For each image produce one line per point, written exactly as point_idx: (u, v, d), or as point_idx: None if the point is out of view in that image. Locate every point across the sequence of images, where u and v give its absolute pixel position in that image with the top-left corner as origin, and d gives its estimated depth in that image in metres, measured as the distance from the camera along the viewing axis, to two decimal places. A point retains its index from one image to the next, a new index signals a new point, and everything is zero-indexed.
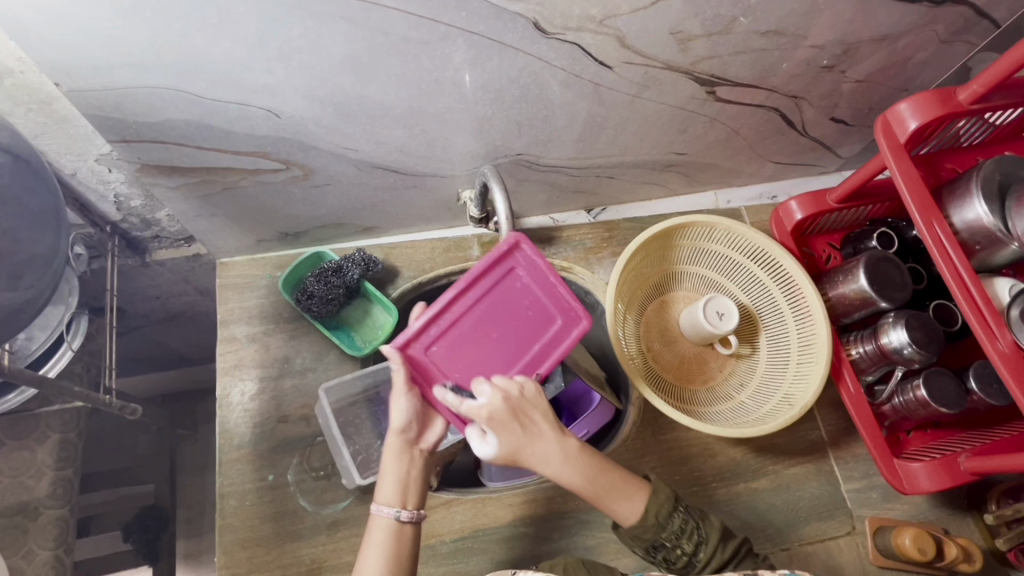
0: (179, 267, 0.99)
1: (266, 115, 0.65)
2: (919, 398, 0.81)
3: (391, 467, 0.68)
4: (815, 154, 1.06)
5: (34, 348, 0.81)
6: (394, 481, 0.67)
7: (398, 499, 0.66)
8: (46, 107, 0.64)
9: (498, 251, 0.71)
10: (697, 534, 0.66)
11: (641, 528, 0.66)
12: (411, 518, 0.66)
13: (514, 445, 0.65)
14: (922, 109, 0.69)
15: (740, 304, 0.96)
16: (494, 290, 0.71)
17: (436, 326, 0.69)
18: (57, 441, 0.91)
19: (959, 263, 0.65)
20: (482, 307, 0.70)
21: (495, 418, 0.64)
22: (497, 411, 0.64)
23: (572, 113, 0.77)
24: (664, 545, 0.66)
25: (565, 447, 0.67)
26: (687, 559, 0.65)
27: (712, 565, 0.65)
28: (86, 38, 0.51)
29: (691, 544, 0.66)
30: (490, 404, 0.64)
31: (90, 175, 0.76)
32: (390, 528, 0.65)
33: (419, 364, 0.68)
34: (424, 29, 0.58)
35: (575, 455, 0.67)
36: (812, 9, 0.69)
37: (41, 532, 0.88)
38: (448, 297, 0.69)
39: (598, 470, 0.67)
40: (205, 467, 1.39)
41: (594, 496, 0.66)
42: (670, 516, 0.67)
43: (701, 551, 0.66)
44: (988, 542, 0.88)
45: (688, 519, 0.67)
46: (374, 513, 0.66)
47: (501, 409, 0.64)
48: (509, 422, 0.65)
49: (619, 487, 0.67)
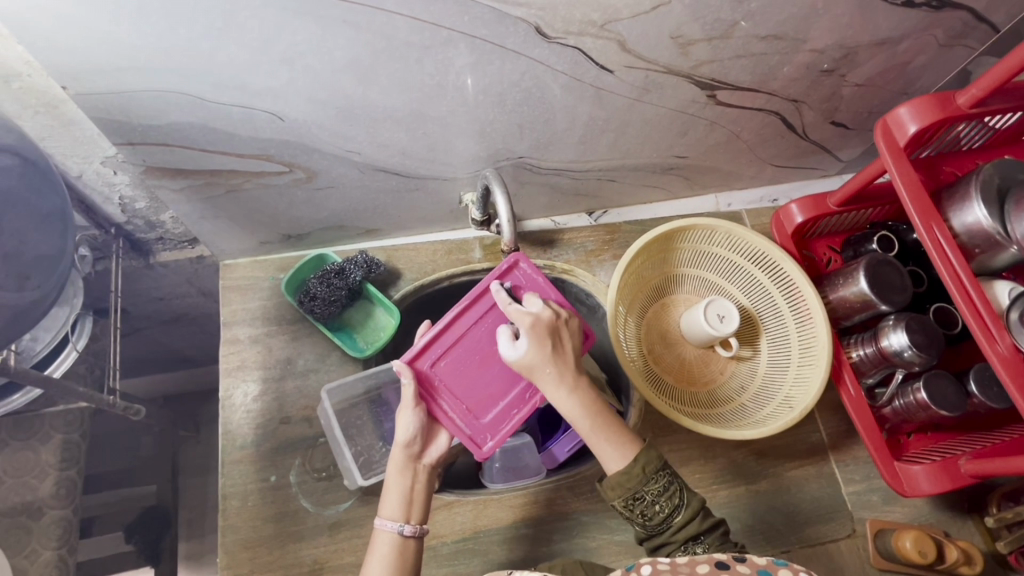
0: (182, 269, 1.00)
1: (270, 118, 0.66)
2: (919, 401, 0.81)
3: (394, 480, 0.68)
4: (815, 157, 1.06)
5: (39, 349, 0.82)
6: (398, 495, 0.67)
7: (402, 513, 0.66)
8: (53, 110, 0.65)
9: (498, 270, 0.73)
10: (678, 496, 0.64)
11: (625, 476, 0.63)
12: (415, 533, 0.65)
13: (541, 357, 0.65)
14: (921, 113, 0.69)
15: (741, 306, 0.96)
16: (495, 307, 0.72)
17: (440, 343, 0.71)
18: (61, 442, 0.92)
19: (958, 266, 0.65)
20: (484, 325, 0.72)
21: (539, 329, 0.66)
22: (543, 322, 0.66)
23: (573, 116, 0.77)
24: (645, 499, 0.63)
25: (580, 379, 0.66)
26: (663, 518, 0.63)
27: (687, 530, 0.63)
28: (92, 41, 0.52)
29: (670, 504, 0.63)
30: (537, 314, 0.66)
31: (95, 178, 0.77)
32: (394, 542, 0.65)
33: (426, 380, 0.71)
34: (426, 34, 0.59)
35: (584, 392, 0.66)
36: (811, 14, 0.69)
37: (45, 533, 0.88)
38: (451, 316, 0.71)
39: (601, 411, 0.66)
40: (207, 469, 1.39)
41: (589, 434, 0.65)
42: (657, 474, 0.64)
43: (678, 514, 0.63)
44: (988, 545, 0.89)
45: (673, 481, 0.64)
46: (378, 528, 0.66)
47: (547, 321, 0.67)
48: (545, 338, 0.66)
49: (618, 434, 0.66)
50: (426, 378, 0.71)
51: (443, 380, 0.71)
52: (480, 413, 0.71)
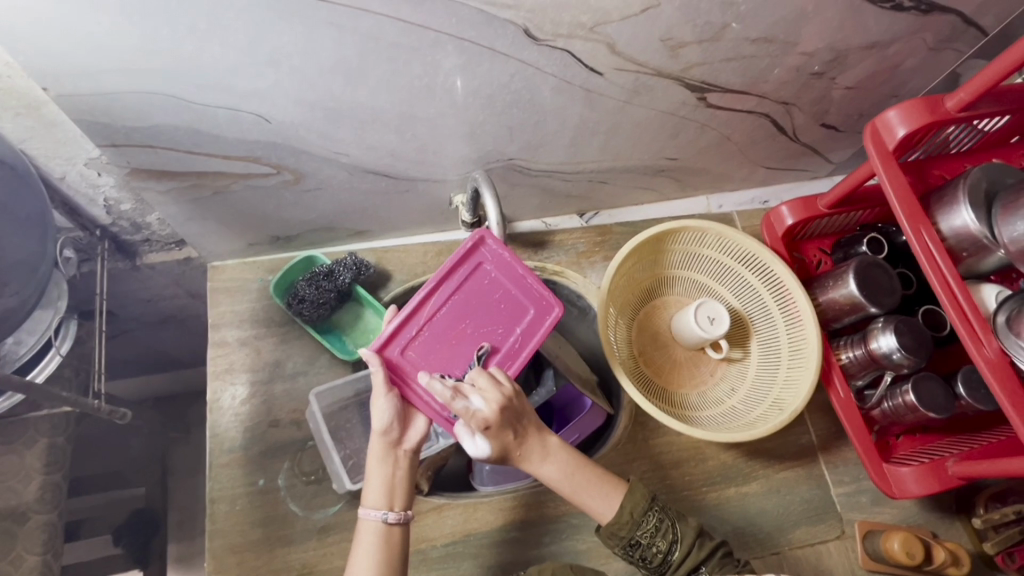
0: (169, 270, 0.99)
1: (257, 120, 0.65)
2: (908, 403, 0.81)
3: (376, 469, 0.68)
4: (806, 159, 1.06)
5: (22, 352, 0.80)
6: (380, 484, 0.67)
7: (385, 501, 0.66)
8: (34, 111, 0.64)
9: (462, 249, 0.72)
10: (671, 531, 0.68)
11: (616, 525, 0.67)
12: (398, 520, 0.66)
13: (504, 447, 0.67)
14: (910, 117, 0.69)
15: (731, 308, 0.97)
16: (464, 286, 0.72)
17: (408, 328, 0.70)
18: (46, 446, 0.91)
19: (946, 269, 0.65)
20: (452, 305, 0.71)
21: (491, 425, 0.65)
22: (493, 418, 0.65)
23: (564, 118, 0.77)
24: (641, 543, 0.67)
25: (548, 445, 0.70)
26: (662, 557, 0.67)
27: (687, 563, 0.66)
28: (74, 44, 0.52)
29: (665, 542, 0.67)
30: (487, 412, 0.64)
31: (79, 179, 0.76)
32: (378, 530, 0.65)
33: (397, 366, 0.69)
34: (415, 36, 0.58)
35: (556, 455, 0.70)
36: (801, 17, 0.69)
37: (29, 537, 0.87)
38: (418, 299, 0.70)
39: (576, 467, 0.69)
40: (197, 470, 1.38)
41: (573, 491, 0.68)
42: (645, 515, 0.68)
43: (675, 549, 0.67)
44: (976, 545, 0.89)
45: (663, 518, 0.68)
46: (362, 517, 0.66)
47: (495, 418, 0.65)
48: (504, 427, 0.66)
49: (599, 484, 0.69)
50: (396, 364, 0.69)
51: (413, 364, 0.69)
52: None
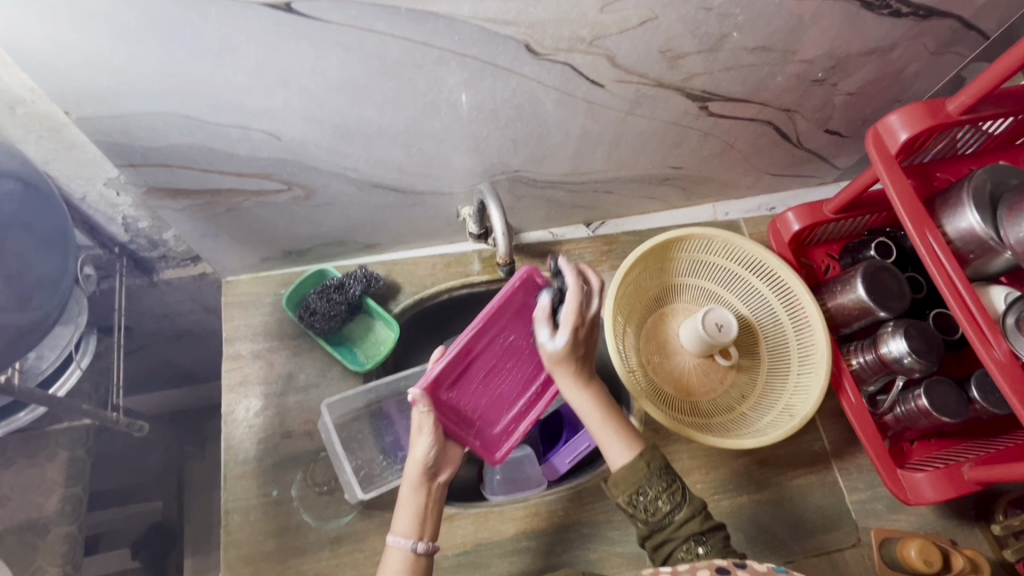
0: (185, 286, 1.02)
1: (268, 138, 0.67)
2: (921, 408, 0.81)
3: (408, 499, 0.68)
4: (812, 165, 1.07)
5: (44, 368, 0.83)
6: (412, 514, 0.68)
7: (414, 530, 0.67)
8: (56, 134, 0.66)
9: (511, 286, 0.74)
10: (679, 493, 0.66)
11: (628, 472, 0.66)
12: (427, 550, 0.66)
13: (573, 352, 0.70)
14: (911, 121, 0.69)
15: (740, 315, 0.97)
16: (504, 322, 0.77)
17: (455, 367, 0.74)
18: (67, 458, 0.93)
19: (952, 271, 0.65)
20: (492, 340, 0.77)
21: (579, 331, 0.70)
22: (584, 326, 0.70)
23: (567, 130, 0.78)
24: (648, 494, 0.65)
25: (590, 374, 0.73)
26: (664, 514, 0.65)
27: (687, 527, 0.64)
28: (93, 68, 0.54)
29: (670, 501, 0.65)
30: (587, 318, 0.70)
31: (99, 199, 0.78)
32: (406, 559, 0.65)
33: (447, 405, 0.75)
34: (418, 54, 0.60)
35: (595, 386, 0.72)
36: (799, 26, 0.70)
37: (50, 549, 0.88)
38: (466, 339, 0.72)
39: (606, 404, 0.71)
40: (213, 484, 1.40)
41: (598, 428, 0.70)
42: (660, 472, 0.66)
43: (679, 510, 0.65)
44: (996, 553, 0.87)
45: (676, 479, 0.67)
46: (390, 544, 0.66)
47: (586, 328, 0.70)
48: (582, 340, 0.70)
49: (623, 429, 0.70)
50: (446, 401, 0.74)
51: (459, 403, 0.76)
52: (490, 425, 0.81)
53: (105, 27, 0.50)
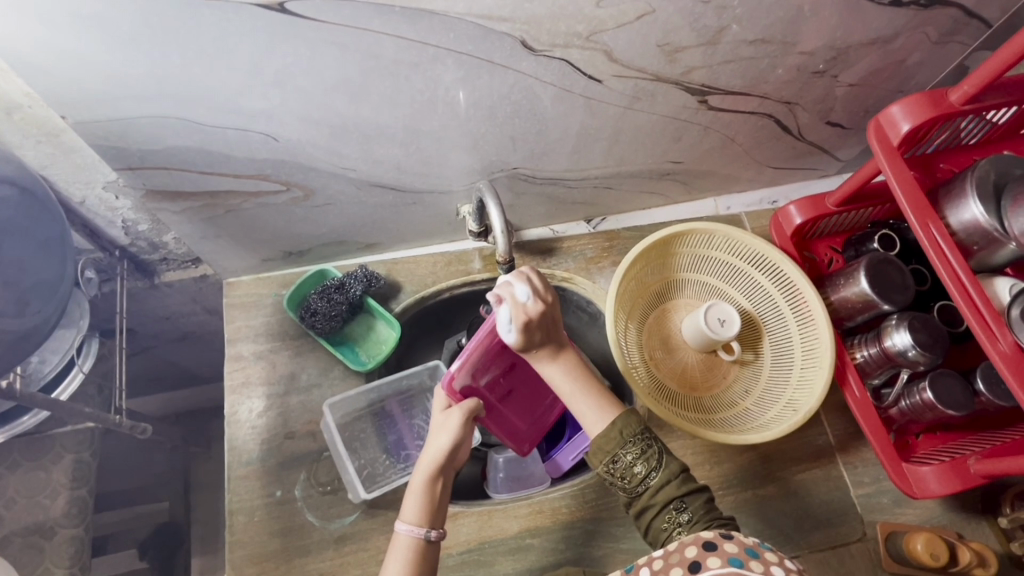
0: (186, 288, 1.02)
1: (265, 139, 0.67)
2: (926, 401, 0.80)
3: (419, 486, 0.68)
4: (814, 158, 1.06)
5: (46, 371, 0.84)
6: (421, 501, 0.67)
7: (424, 518, 0.67)
8: (54, 139, 0.66)
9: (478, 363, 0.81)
10: (655, 458, 0.66)
11: (603, 437, 0.66)
12: (437, 537, 0.66)
13: (531, 342, 0.68)
14: (914, 112, 0.69)
15: (742, 309, 0.96)
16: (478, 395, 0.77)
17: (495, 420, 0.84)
18: (72, 461, 0.94)
19: (956, 263, 0.64)
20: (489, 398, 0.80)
21: (535, 320, 0.66)
22: (536, 314, 0.66)
23: (566, 125, 0.78)
24: (623, 460, 0.65)
25: (558, 345, 0.71)
26: (640, 479, 0.65)
27: (665, 492, 0.64)
28: (88, 71, 0.54)
29: (646, 466, 0.65)
30: (532, 304, 0.66)
31: (98, 203, 0.79)
32: (413, 546, 0.65)
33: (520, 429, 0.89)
34: (413, 52, 0.60)
35: (564, 357, 0.70)
36: (798, 17, 0.70)
37: (57, 552, 0.89)
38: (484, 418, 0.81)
39: (578, 373, 0.70)
40: (217, 485, 1.41)
41: (569, 396, 0.70)
42: (634, 437, 0.66)
43: (655, 475, 0.65)
44: (1003, 545, 0.86)
45: (651, 444, 0.66)
46: (399, 531, 0.66)
47: (538, 315, 0.66)
48: (538, 326, 0.67)
49: (597, 397, 0.69)
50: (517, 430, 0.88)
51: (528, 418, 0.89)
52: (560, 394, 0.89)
53: (98, 29, 0.50)
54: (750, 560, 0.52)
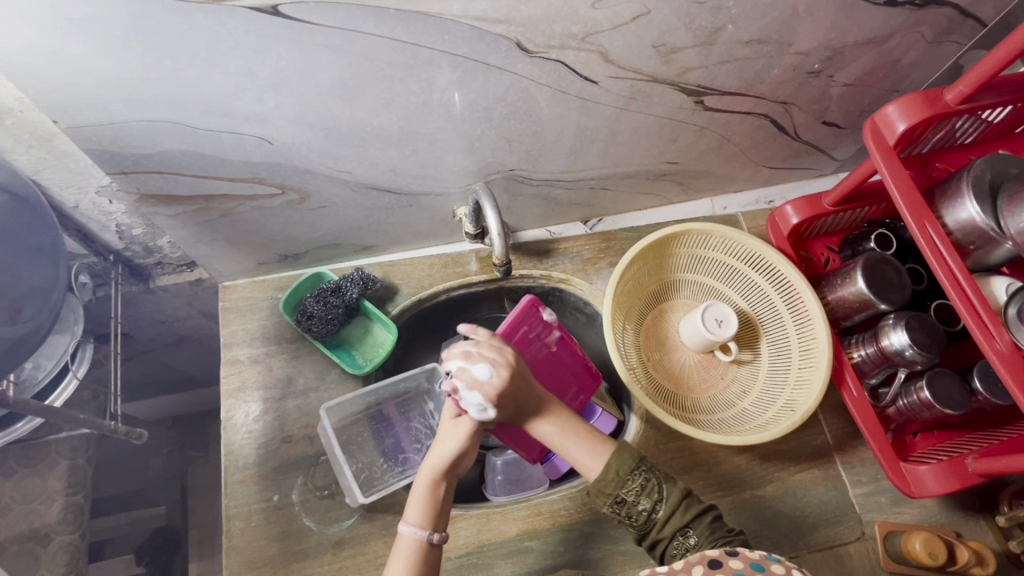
0: (182, 292, 1.01)
1: (259, 142, 0.67)
2: (923, 400, 0.80)
3: (423, 489, 0.68)
4: (810, 158, 1.06)
5: (41, 377, 0.83)
6: (425, 504, 0.68)
7: (428, 521, 0.67)
8: (46, 143, 0.66)
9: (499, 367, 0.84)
10: (656, 491, 0.66)
11: (601, 482, 0.67)
12: (439, 541, 0.66)
13: (509, 411, 0.69)
14: (909, 111, 0.69)
15: (739, 309, 0.96)
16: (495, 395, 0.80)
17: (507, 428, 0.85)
18: (67, 468, 0.93)
19: (953, 262, 0.64)
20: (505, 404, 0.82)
21: (504, 395, 0.68)
22: (501, 387, 0.67)
23: (562, 127, 0.78)
24: (627, 501, 0.66)
25: (541, 404, 0.71)
26: (647, 516, 0.66)
27: (672, 523, 0.65)
28: (79, 75, 0.54)
29: (649, 501, 0.66)
30: (495, 381, 0.67)
31: (91, 208, 0.78)
32: (416, 549, 0.65)
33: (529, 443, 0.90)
34: (408, 54, 0.60)
35: (550, 415, 0.71)
36: (794, 17, 0.70)
37: (53, 558, 0.89)
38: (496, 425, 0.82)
39: (567, 423, 0.71)
40: (215, 488, 1.40)
41: (563, 446, 0.70)
42: (631, 474, 0.67)
43: (659, 508, 0.66)
44: (1001, 544, 0.86)
45: (649, 477, 0.67)
46: (401, 533, 0.66)
47: (504, 387, 0.67)
48: (511, 396, 0.68)
49: (588, 442, 0.70)
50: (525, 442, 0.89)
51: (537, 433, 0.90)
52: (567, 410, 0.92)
53: (89, 33, 0.50)
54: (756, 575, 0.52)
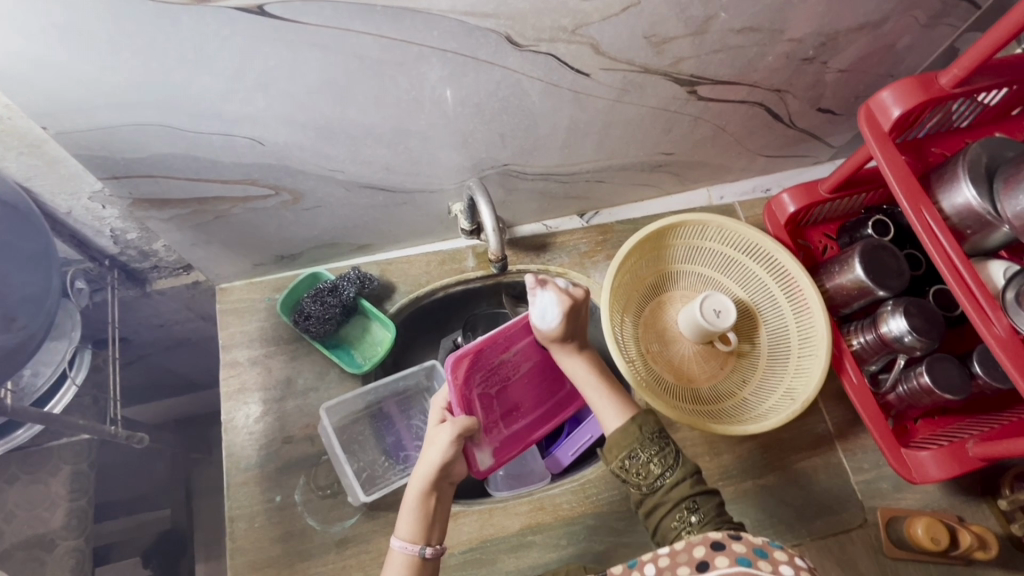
0: (179, 295, 1.01)
1: (250, 143, 0.66)
2: (923, 386, 0.80)
3: (411, 501, 0.67)
4: (806, 145, 1.05)
5: (39, 384, 0.84)
6: (415, 517, 0.67)
7: (419, 534, 0.66)
8: (36, 150, 0.66)
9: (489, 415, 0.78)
10: (671, 457, 0.67)
11: (622, 435, 0.68)
12: (433, 554, 0.66)
13: (564, 331, 0.73)
14: (905, 97, 0.68)
15: (739, 300, 0.96)
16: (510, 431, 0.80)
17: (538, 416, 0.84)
18: (70, 473, 0.93)
19: (949, 247, 0.63)
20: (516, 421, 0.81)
21: (573, 310, 0.72)
22: (577, 300, 0.73)
23: (555, 120, 0.77)
24: (641, 457, 0.67)
25: (581, 343, 0.77)
26: (656, 477, 0.66)
27: (680, 490, 0.65)
28: (66, 81, 0.53)
29: (662, 465, 0.66)
30: (573, 293, 0.73)
31: (85, 213, 0.78)
32: (409, 564, 0.65)
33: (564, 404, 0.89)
34: (398, 51, 0.59)
35: (587, 355, 0.76)
36: (786, 5, 0.69)
37: (59, 563, 0.89)
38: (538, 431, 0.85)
39: (597, 369, 0.76)
40: (217, 490, 1.40)
41: (591, 389, 0.74)
42: (652, 434, 0.68)
43: (671, 474, 0.66)
44: (1003, 527, 0.87)
45: (668, 442, 0.68)
46: (393, 547, 0.66)
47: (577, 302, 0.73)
48: (574, 316, 0.74)
49: (617, 393, 0.74)
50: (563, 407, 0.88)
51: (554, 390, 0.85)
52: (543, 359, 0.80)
53: (73, 38, 0.49)
54: (757, 560, 0.51)
